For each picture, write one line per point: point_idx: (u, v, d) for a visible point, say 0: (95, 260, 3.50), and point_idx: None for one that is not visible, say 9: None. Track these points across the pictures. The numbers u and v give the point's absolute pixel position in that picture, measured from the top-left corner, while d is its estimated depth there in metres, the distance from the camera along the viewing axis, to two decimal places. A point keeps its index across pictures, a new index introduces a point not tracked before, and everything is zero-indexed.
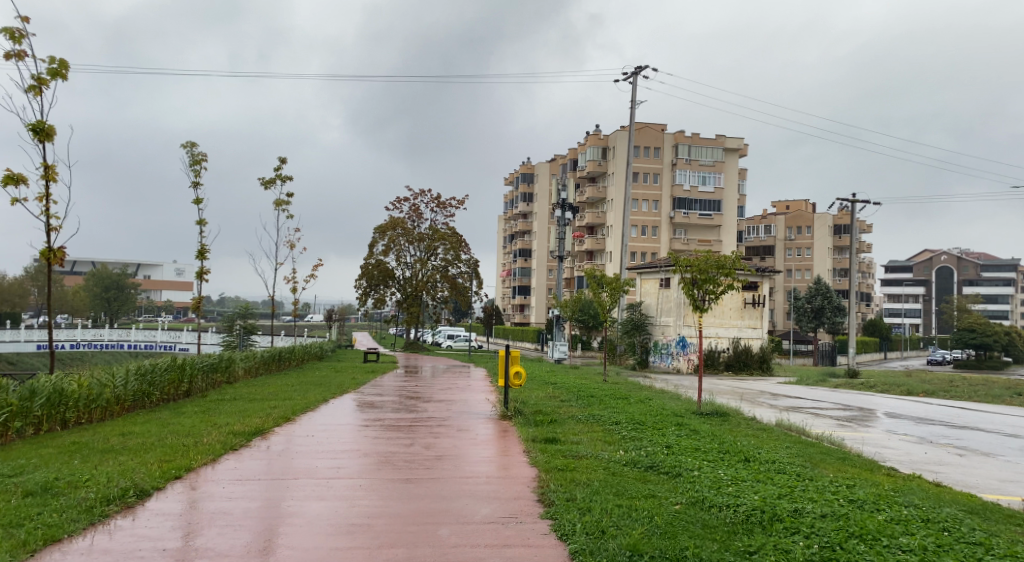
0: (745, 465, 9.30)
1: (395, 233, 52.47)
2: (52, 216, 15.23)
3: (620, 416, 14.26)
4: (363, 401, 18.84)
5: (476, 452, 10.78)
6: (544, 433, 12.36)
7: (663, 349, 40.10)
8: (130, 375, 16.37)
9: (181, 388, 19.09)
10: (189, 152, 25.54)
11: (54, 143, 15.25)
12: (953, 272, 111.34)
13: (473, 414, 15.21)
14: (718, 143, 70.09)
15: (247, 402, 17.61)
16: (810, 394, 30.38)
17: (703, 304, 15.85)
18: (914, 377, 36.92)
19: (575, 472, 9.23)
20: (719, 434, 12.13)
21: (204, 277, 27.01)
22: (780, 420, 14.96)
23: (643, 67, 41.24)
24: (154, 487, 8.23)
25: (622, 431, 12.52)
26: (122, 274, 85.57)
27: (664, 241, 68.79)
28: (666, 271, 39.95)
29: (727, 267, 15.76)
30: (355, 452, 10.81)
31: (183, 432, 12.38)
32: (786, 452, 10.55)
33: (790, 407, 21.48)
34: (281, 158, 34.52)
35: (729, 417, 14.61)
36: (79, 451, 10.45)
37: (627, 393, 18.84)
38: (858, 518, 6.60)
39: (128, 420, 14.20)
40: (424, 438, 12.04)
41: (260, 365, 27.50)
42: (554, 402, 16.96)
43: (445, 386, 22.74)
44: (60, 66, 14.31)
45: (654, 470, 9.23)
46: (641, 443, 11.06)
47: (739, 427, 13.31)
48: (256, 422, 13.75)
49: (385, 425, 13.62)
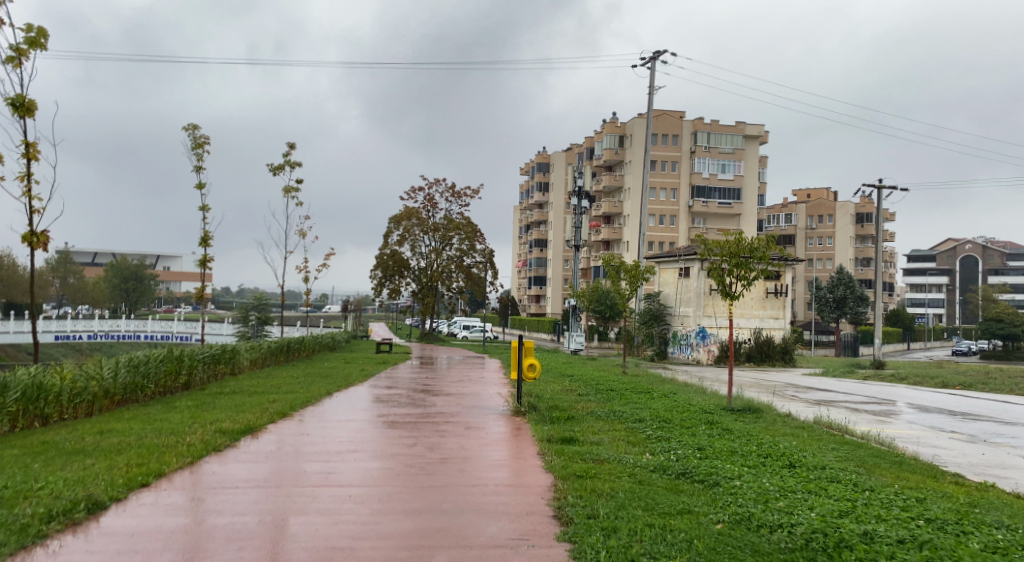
0: (790, 471, 8.16)
1: (410, 223, 51.39)
2: (35, 197, 14.22)
3: (643, 413, 13.08)
4: (371, 394, 17.70)
5: (486, 454, 9.66)
6: (560, 432, 11.22)
7: (682, 339, 38.90)
8: (121, 368, 15.36)
9: (178, 380, 18.06)
10: (191, 134, 24.54)
11: (35, 118, 14.22)
12: (979, 261, 108.52)
13: (485, 410, 14.08)
14: (739, 130, 68.52)
15: (245, 396, 16.54)
16: (839, 387, 29.00)
17: (736, 293, 14.61)
18: (945, 368, 35.44)
19: (598, 480, 8.08)
20: (757, 434, 10.98)
21: (207, 264, 26.00)
22: (817, 417, 13.72)
23: (662, 50, 39.88)
24: (111, 499, 7.16)
25: (647, 430, 11.35)
26: (140, 264, 84.97)
27: (682, 231, 67.39)
28: (686, 259, 38.61)
29: (761, 252, 14.55)
30: (352, 454, 9.70)
31: (166, 431, 11.32)
32: (833, 456, 9.35)
33: (822, 402, 20.11)
34: (291, 144, 33.54)
35: (763, 414, 13.36)
36: (45, 453, 9.42)
37: (648, 388, 17.59)
38: (947, 545, 5.37)
39: (116, 417, 13.20)
40: (429, 437, 10.90)
41: (268, 357, 26.52)
42: (571, 396, 15.77)
43: (456, 378, 21.65)
44: (38, 34, 13.26)
45: (687, 478, 8.09)
46: (669, 446, 9.90)
47: (777, 426, 12.12)
48: (250, 419, 12.68)
49: (388, 422, 12.51)
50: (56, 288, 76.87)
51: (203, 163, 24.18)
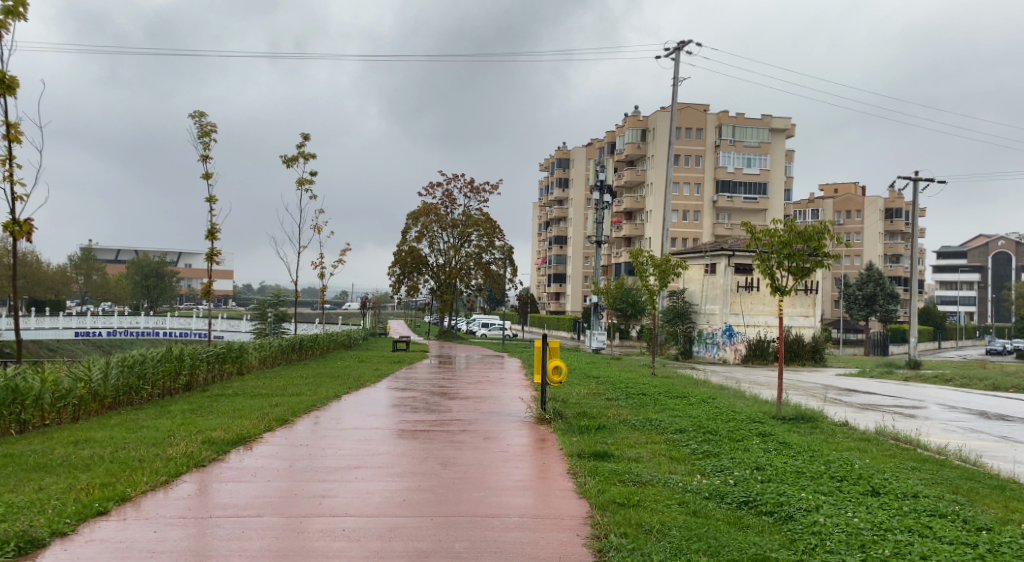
0: (877, 502, 6.76)
1: (428, 219, 50.16)
2: (17, 181, 13.12)
3: (682, 422, 11.67)
4: (382, 398, 16.42)
5: (507, 473, 8.32)
6: (591, 445, 9.86)
7: (708, 338, 37.24)
8: (114, 368, 14.15)
9: (178, 381, 16.81)
10: (198, 122, 23.39)
11: (16, 97, 13.07)
12: (1012, 257, 105.25)
13: (505, 417, 12.73)
14: (765, 123, 66.76)
15: (247, 399, 15.28)
16: (880, 389, 27.45)
17: (788, 288, 13.18)
18: (989, 370, 33.63)
19: (643, 511, 6.73)
20: (820, 449, 9.68)
21: (216, 258, 24.82)
22: (880, 428, 12.21)
23: (687, 40, 38.38)
24: (53, 534, 5.94)
25: (692, 444, 9.97)
26: (162, 261, 82.82)
27: (706, 226, 65.63)
28: (712, 255, 36.94)
29: (816, 241, 12.89)
30: (355, 472, 8.36)
31: (147, 440, 10.04)
32: (920, 478, 7.92)
33: (870, 407, 18.57)
34: (305, 135, 32.32)
35: (820, 425, 11.91)
36: (3, 468, 8.23)
37: (685, 392, 16.11)
38: None
39: (102, 421, 12.01)
40: (443, 450, 9.60)
41: (279, 355, 25.26)
42: (599, 402, 14.38)
43: (475, 379, 20.42)
44: (15, 3, 12.09)
45: (751, 508, 6.73)
46: (722, 465, 8.53)
47: (836, 439, 10.77)
48: (246, 426, 11.40)
49: (398, 432, 11.18)
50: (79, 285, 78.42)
51: (210, 152, 22.99)
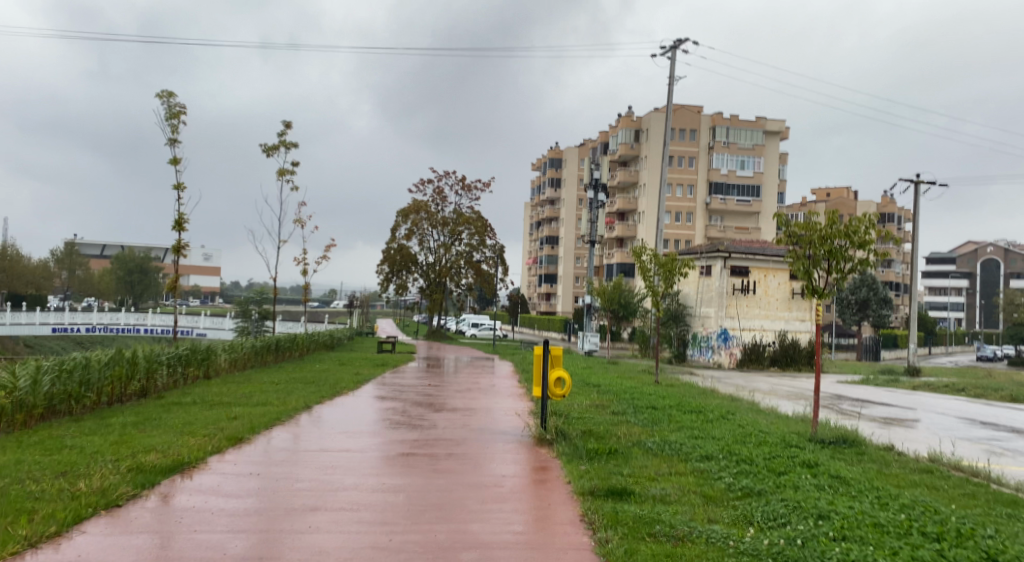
0: None
1: (417, 217, 48.29)
2: None
3: (707, 445, 9.90)
4: (359, 409, 14.58)
5: (504, 521, 6.51)
6: (598, 477, 8.08)
7: (703, 342, 35.67)
8: (48, 373, 12.22)
9: (128, 388, 14.83)
10: (166, 103, 21.48)
11: None
12: (1001, 264, 104.07)
13: (499, 436, 10.91)
14: (760, 125, 65.13)
15: (205, 410, 13.35)
16: (893, 400, 25.73)
17: (828, 293, 11.50)
18: (1000, 380, 31.95)
19: None
20: (884, 487, 7.91)
21: (183, 250, 22.85)
22: (934, 455, 10.49)
23: (684, 37, 36.64)
24: None
25: (725, 478, 8.19)
26: (147, 256, 80.53)
27: (699, 228, 64.18)
28: (708, 257, 35.25)
29: (861, 237, 11.23)
30: (316, 518, 6.55)
31: (63, 465, 8.19)
32: None
33: (894, 423, 16.86)
34: (286, 123, 30.42)
35: (867, 451, 10.19)
36: None
37: (698, 405, 14.34)
38: None
39: (19, 438, 10.11)
40: (423, 484, 7.81)
41: (252, 357, 23.29)
42: (605, 417, 12.56)
43: (463, 387, 18.52)
44: None
45: None
46: (773, 512, 6.75)
47: (892, 471, 9.03)
48: (190, 447, 9.53)
49: (372, 457, 9.36)
50: (63, 280, 76.10)
51: (178, 136, 21.09)
